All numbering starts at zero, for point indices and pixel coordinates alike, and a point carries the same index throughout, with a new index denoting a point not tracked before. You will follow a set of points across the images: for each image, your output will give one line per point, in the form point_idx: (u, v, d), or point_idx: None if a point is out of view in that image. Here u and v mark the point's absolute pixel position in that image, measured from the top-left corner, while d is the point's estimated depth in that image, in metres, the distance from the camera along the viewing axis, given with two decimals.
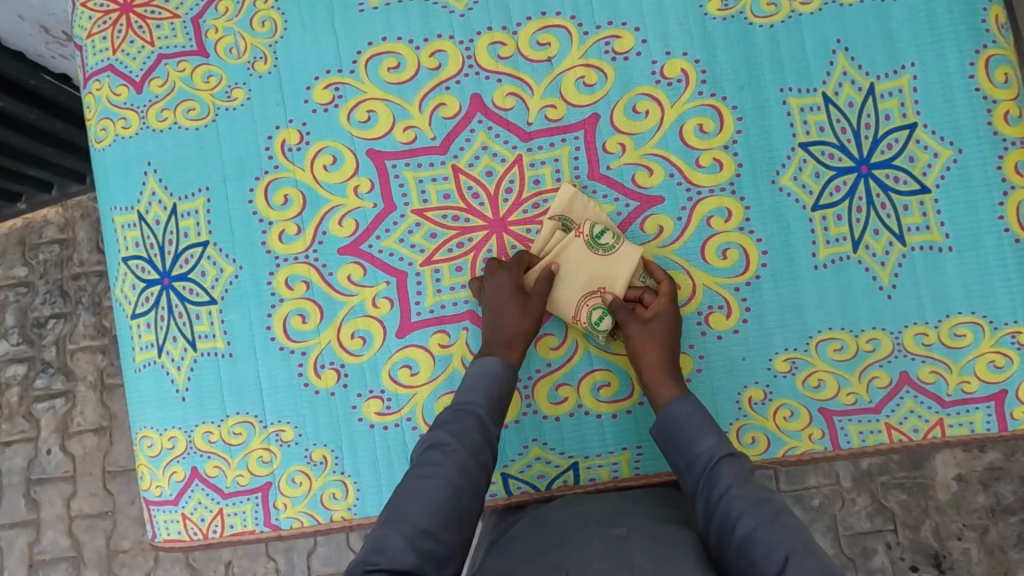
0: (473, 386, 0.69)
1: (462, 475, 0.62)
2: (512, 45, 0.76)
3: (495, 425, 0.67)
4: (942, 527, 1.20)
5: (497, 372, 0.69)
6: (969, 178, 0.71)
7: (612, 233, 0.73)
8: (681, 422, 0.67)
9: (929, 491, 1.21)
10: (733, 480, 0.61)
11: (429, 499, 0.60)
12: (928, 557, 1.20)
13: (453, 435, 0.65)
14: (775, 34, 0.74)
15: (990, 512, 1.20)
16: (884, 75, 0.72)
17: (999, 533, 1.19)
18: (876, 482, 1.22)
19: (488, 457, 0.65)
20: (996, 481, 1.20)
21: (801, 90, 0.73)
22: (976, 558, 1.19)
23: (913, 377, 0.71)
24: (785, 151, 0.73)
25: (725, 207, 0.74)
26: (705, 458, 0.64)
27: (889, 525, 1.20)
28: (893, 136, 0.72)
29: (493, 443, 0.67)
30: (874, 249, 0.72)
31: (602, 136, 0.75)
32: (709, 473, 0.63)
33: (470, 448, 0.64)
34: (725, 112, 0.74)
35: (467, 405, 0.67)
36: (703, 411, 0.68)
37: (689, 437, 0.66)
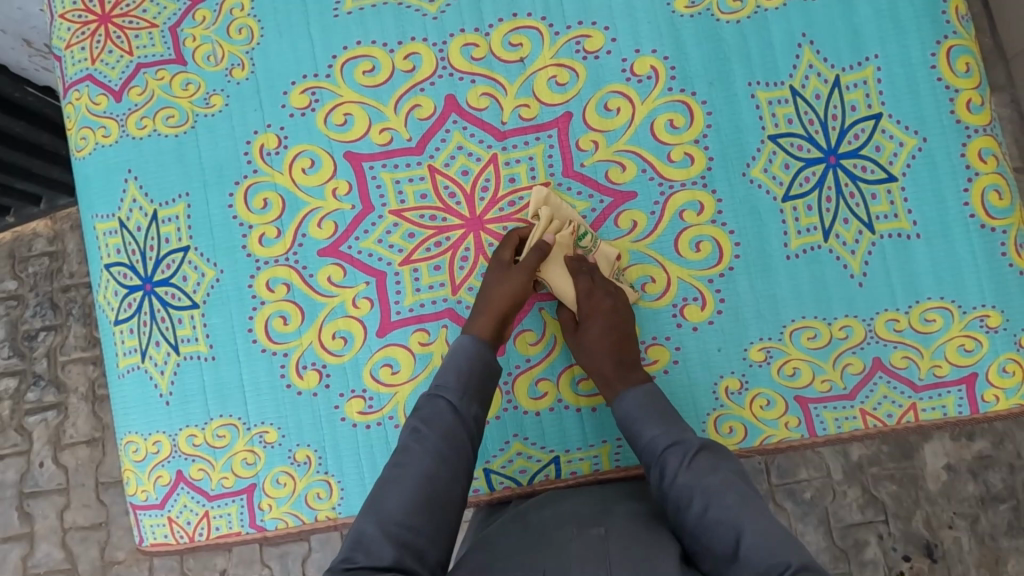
0: (445, 369, 0.69)
1: (434, 460, 0.63)
2: (485, 46, 0.77)
3: (469, 405, 0.67)
4: (933, 517, 1.21)
5: (467, 351, 0.69)
6: (935, 166, 0.71)
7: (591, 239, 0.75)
8: (626, 419, 0.69)
9: (918, 481, 1.22)
10: (676, 471, 0.63)
11: (404, 490, 0.61)
12: (920, 546, 1.21)
13: (425, 422, 0.65)
14: (743, 30, 0.75)
15: (980, 501, 1.21)
16: (849, 66, 0.73)
17: (989, 521, 1.20)
18: (866, 474, 1.23)
19: (464, 438, 0.65)
20: (984, 469, 1.21)
21: (769, 84, 0.74)
22: (966, 547, 1.20)
23: (885, 363, 0.71)
24: (755, 144, 0.74)
25: (697, 201, 0.74)
26: (649, 453, 0.66)
27: (880, 516, 1.21)
28: (859, 126, 0.72)
29: (468, 423, 0.66)
30: (844, 238, 0.72)
31: (576, 134, 0.76)
32: (654, 467, 0.65)
33: (441, 433, 0.64)
34: (695, 107, 0.75)
35: (439, 389, 0.68)
36: (645, 398, 0.69)
37: (633, 431, 0.68)
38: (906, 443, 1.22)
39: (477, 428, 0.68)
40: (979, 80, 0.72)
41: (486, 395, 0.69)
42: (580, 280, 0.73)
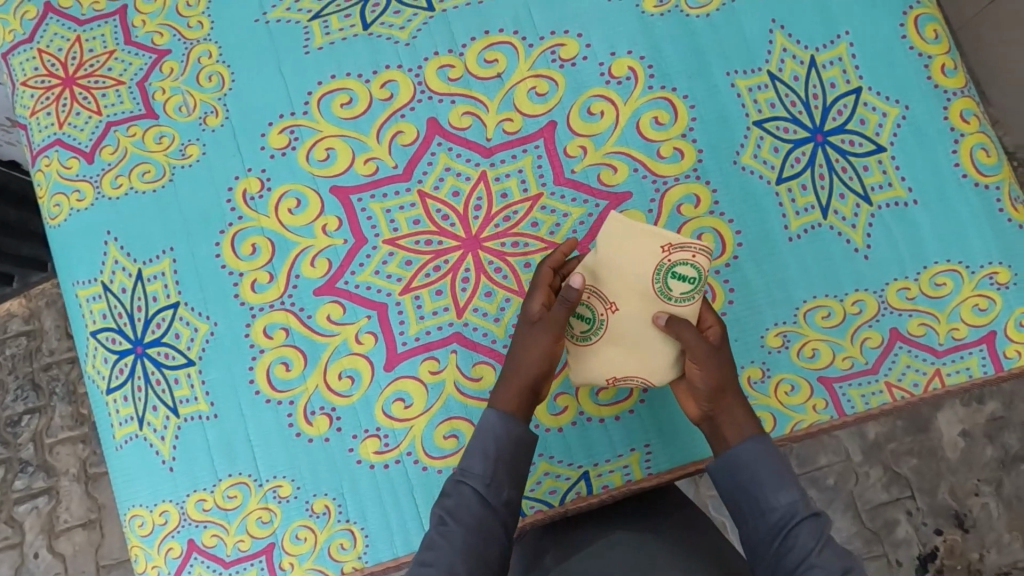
0: (471, 451, 0.66)
1: (462, 559, 0.60)
2: (460, 66, 0.77)
3: (496, 492, 0.64)
4: (958, 487, 1.20)
5: (492, 430, 0.66)
6: (920, 131, 0.72)
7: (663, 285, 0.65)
8: (760, 473, 0.64)
9: (938, 452, 1.21)
10: (812, 545, 0.60)
11: None
12: (950, 518, 1.19)
13: (451, 513, 0.63)
14: (713, 22, 0.76)
15: (1002, 464, 1.20)
16: (822, 46, 0.74)
17: (1014, 483, 1.19)
18: (886, 451, 1.22)
19: (493, 527, 0.63)
20: (1000, 432, 1.21)
21: (746, 71, 0.75)
22: (996, 513, 1.18)
23: (904, 333, 0.70)
24: (741, 131, 0.74)
25: (693, 193, 0.74)
26: (782, 514, 0.62)
27: (906, 492, 1.20)
28: (841, 102, 0.73)
29: (496, 512, 0.64)
30: (843, 214, 0.72)
31: (562, 141, 0.76)
32: (786, 534, 0.61)
33: (468, 526, 0.62)
34: (678, 102, 0.75)
35: (464, 474, 0.65)
36: (778, 459, 0.65)
37: (765, 486, 0.64)
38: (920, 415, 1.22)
39: (509, 512, 0.65)
40: (949, 44, 0.73)
41: (515, 477, 0.66)
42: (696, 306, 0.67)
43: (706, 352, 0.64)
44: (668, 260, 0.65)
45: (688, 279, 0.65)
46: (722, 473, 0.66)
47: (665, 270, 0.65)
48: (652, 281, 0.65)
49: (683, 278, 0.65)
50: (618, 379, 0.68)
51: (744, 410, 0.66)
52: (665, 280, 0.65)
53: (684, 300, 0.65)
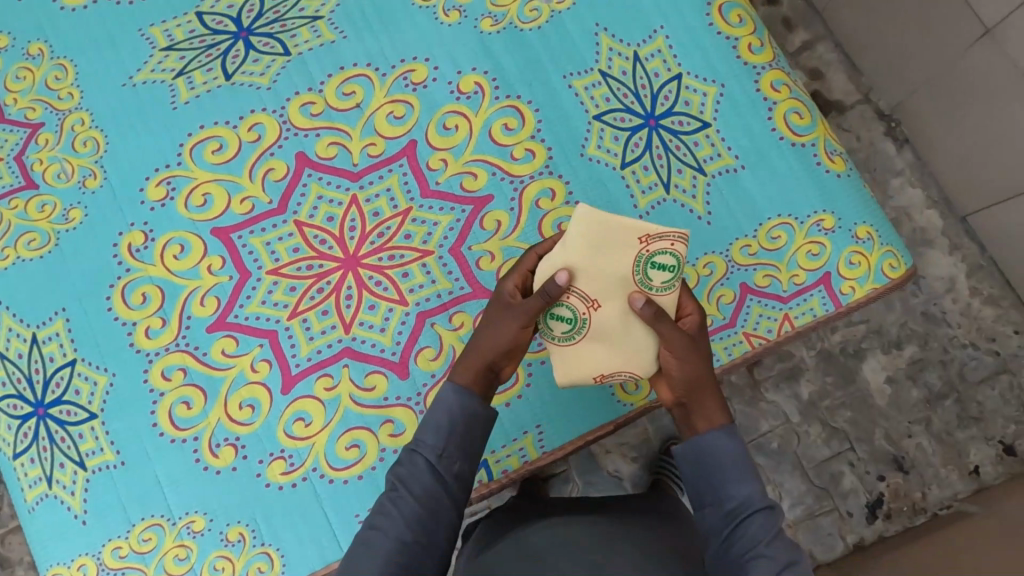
0: (426, 421, 0.65)
1: (407, 530, 0.60)
2: (321, 101, 0.83)
3: (448, 464, 0.64)
4: (893, 431, 1.22)
5: (449, 401, 0.65)
6: (737, 105, 0.79)
7: (643, 274, 0.66)
8: (720, 461, 0.64)
9: (869, 401, 1.23)
10: (762, 536, 0.60)
11: (371, 565, 0.58)
12: (890, 463, 1.21)
13: (402, 482, 0.63)
14: (543, 33, 0.83)
15: (928, 403, 1.23)
16: (642, 42, 0.82)
17: (942, 419, 1.22)
18: (821, 408, 1.23)
19: (443, 502, 0.62)
20: (921, 372, 1.24)
21: (580, 72, 0.82)
22: (931, 450, 1.21)
23: (752, 286, 0.77)
24: (583, 126, 0.81)
25: (548, 188, 0.80)
26: (738, 504, 0.62)
27: (845, 445, 1.22)
28: (666, 89, 0.80)
29: (449, 485, 0.63)
30: (683, 187, 0.79)
31: (424, 157, 0.81)
32: (739, 523, 0.62)
33: (418, 496, 0.62)
34: (523, 108, 0.82)
35: (418, 444, 0.65)
36: (740, 449, 0.65)
37: (725, 476, 0.64)
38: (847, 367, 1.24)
39: (461, 486, 0.64)
40: (754, 25, 0.82)
41: (469, 450, 0.65)
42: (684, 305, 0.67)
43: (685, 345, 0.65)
44: (647, 251, 0.66)
45: (667, 268, 0.66)
46: (685, 457, 0.66)
47: (646, 261, 0.66)
48: (632, 272, 0.66)
49: (662, 268, 0.66)
50: (604, 376, 0.69)
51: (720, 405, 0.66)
52: (646, 270, 0.66)
53: (667, 286, 0.66)
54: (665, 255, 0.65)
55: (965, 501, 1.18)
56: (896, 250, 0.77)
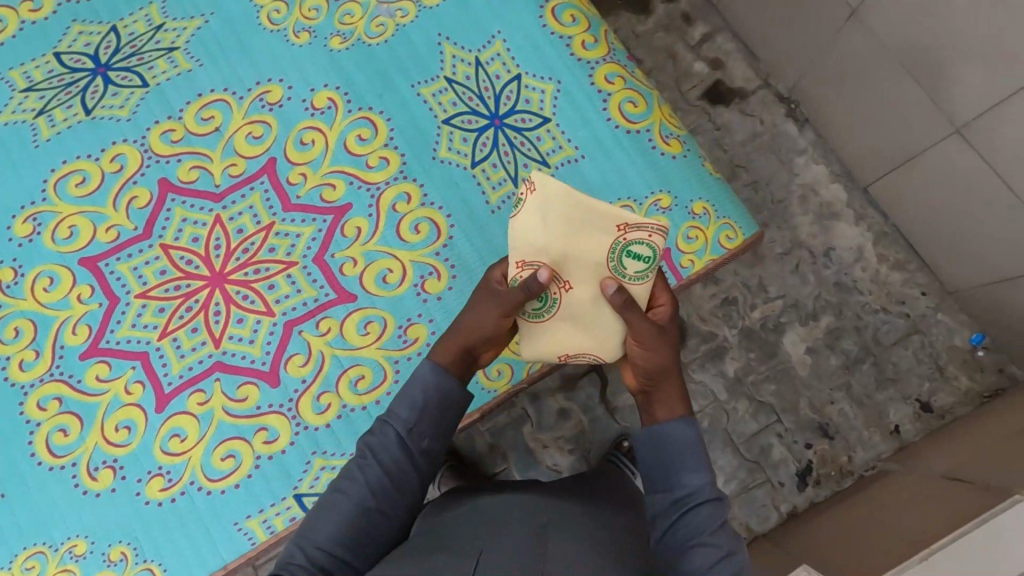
0: (401, 399, 0.80)
1: (371, 490, 0.76)
2: (180, 128, 0.86)
3: (415, 438, 0.79)
4: (815, 399, 1.61)
5: (428, 377, 0.80)
6: (574, 99, 0.86)
7: (617, 262, 0.82)
8: (679, 453, 0.90)
9: (791, 372, 1.63)
10: (702, 513, 0.85)
11: (341, 508, 0.75)
12: (815, 430, 1.60)
13: (375, 448, 0.78)
14: (389, 43, 0.88)
15: (845, 368, 1.62)
16: (483, 45, 0.87)
17: (860, 382, 1.61)
18: (746, 384, 1.64)
19: (406, 469, 0.78)
20: (838, 340, 1.64)
21: (427, 80, 0.86)
22: (851, 415, 1.59)
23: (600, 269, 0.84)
24: (434, 130, 0.86)
25: (404, 192, 0.85)
26: (689, 489, 0.87)
27: (772, 418, 1.61)
28: (508, 89, 0.86)
29: (413, 454, 0.79)
30: (531, 180, 0.84)
31: (284, 172, 0.85)
32: (685, 508, 0.86)
33: (385, 461, 0.77)
34: (376, 119, 0.86)
35: (391, 418, 0.80)
36: (694, 442, 0.90)
37: (682, 464, 0.89)
38: (769, 343, 1.65)
39: (423, 457, 0.80)
40: (587, 20, 0.89)
41: (435, 430, 0.80)
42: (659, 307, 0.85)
43: (651, 333, 0.82)
44: (624, 240, 0.81)
45: (641, 259, 0.81)
46: (656, 449, 0.90)
47: (621, 248, 0.81)
48: (605, 258, 0.81)
49: (636, 258, 0.82)
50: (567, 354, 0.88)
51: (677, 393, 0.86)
52: (620, 256, 0.82)
53: (637, 276, 0.82)
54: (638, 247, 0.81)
55: (886, 459, 1.55)
56: (731, 222, 0.88)
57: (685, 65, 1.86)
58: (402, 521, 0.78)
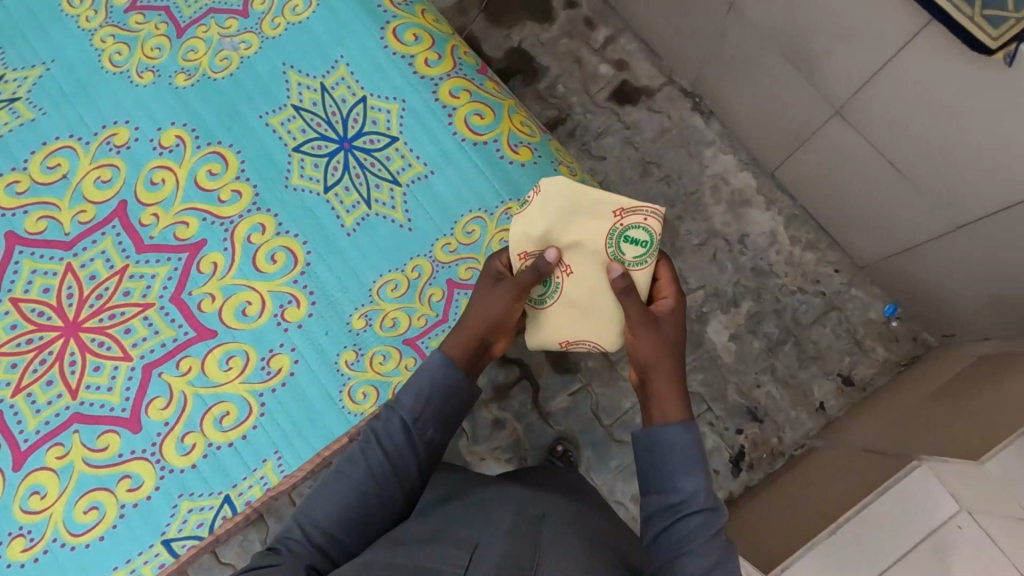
0: (408, 388, 0.89)
1: (371, 471, 0.85)
2: (27, 179, 1.04)
3: (418, 427, 0.88)
4: (742, 384, 1.63)
5: (434, 369, 0.89)
6: (419, 116, 1.02)
7: (615, 246, 0.96)
8: (675, 454, 0.86)
9: (717, 360, 1.65)
10: (695, 524, 0.82)
11: (343, 487, 0.84)
12: (745, 414, 1.62)
13: (381, 433, 0.87)
14: (232, 77, 1.06)
15: (768, 351, 1.65)
16: (326, 73, 1.04)
17: (783, 363, 1.64)
18: None
19: (408, 454, 0.87)
20: (759, 324, 1.66)
21: (274, 111, 1.04)
22: (778, 396, 1.62)
23: (457, 280, 0.98)
24: (285, 159, 1.03)
25: (259, 223, 1.01)
26: (682, 496, 0.83)
27: (704, 407, 1.62)
28: (353, 113, 1.03)
29: (416, 441, 0.87)
30: (382, 200, 1.00)
31: (135, 214, 1.02)
32: (678, 514, 0.83)
33: (389, 446, 0.86)
34: (226, 153, 1.03)
35: (397, 406, 0.89)
36: (693, 443, 0.87)
37: (677, 468, 0.85)
38: (695, 334, 1.66)
39: (424, 446, 0.88)
40: (432, 39, 1.06)
41: (438, 420, 0.89)
42: (664, 305, 0.95)
43: (645, 322, 0.91)
44: (622, 227, 0.95)
45: (636, 244, 0.95)
46: (649, 444, 0.88)
47: (619, 236, 0.95)
48: (605, 243, 0.95)
49: (630, 245, 0.95)
50: (569, 340, 1.00)
51: (677, 386, 0.91)
52: (618, 243, 0.95)
53: (636, 261, 0.95)
54: (632, 232, 0.94)
55: (813, 437, 1.58)
56: None
57: (590, 69, 1.89)
58: (399, 505, 0.87)
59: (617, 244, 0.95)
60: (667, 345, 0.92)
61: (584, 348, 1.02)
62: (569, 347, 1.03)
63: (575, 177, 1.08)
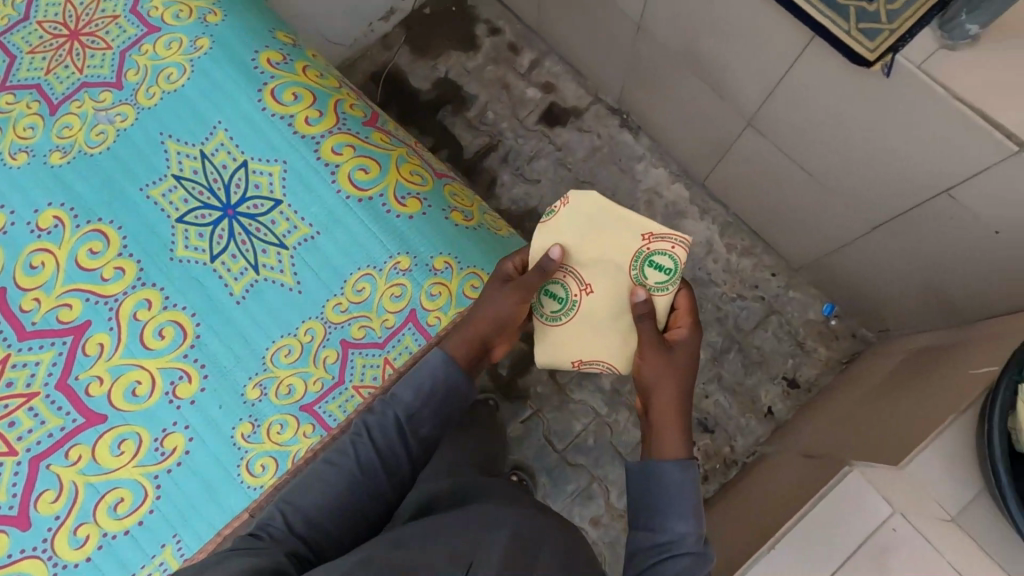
0: (405, 384, 0.96)
1: (363, 461, 0.91)
2: None
3: (411, 422, 0.95)
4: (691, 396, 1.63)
5: (435, 366, 0.96)
6: (301, 176, 1.05)
7: (638, 270, 1.02)
8: (668, 488, 0.90)
9: None
10: (680, 568, 0.85)
11: (333, 475, 0.90)
12: (696, 426, 1.61)
13: (376, 426, 0.94)
14: (110, 150, 1.06)
15: (714, 360, 1.65)
16: (206, 140, 1.06)
17: (730, 370, 1.64)
18: (624, 394, 1.65)
19: (398, 447, 0.94)
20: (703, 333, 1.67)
21: (155, 182, 1.05)
22: (727, 405, 1.62)
23: (351, 340, 1.02)
24: (169, 231, 1.03)
25: (145, 299, 1.01)
26: (672, 537, 0.87)
27: None
28: (236, 178, 1.05)
29: (407, 435, 0.95)
30: (270, 265, 1.03)
31: (17, 300, 1.01)
32: (666, 553, 0.87)
33: (381, 438, 0.94)
34: (108, 230, 1.04)
35: (393, 402, 0.96)
36: (687, 478, 0.91)
37: (670, 507, 0.89)
38: None
39: (414, 442, 0.96)
40: (313, 96, 1.08)
41: (431, 416, 0.96)
42: (680, 334, 1.00)
43: (658, 347, 0.97)
44: (647, 251, 1.01)
45: (660, 268, 1.01)
46: (646, 473, 0.92)
47: (644, 261, 1.02)
48: (629, 264, 1.02)
49: (654, 269, 1.01)
50: (581, 359, 1.09)
51: (675, 410, 0.96)
52: (643, 267, 1.02)
53: (658, 287, 1.01)
54: (658, 257, 1.00)
55: (763, 443, 1.59)
56: (471, 272, 1.04)
57: (518, 93, 1.90)
58: (384, 498, 0.93)
59: (638, 270, 1.02)
60: (675, 370, 0.97)
61: (596, 368, 1.10)
62: (582, 366, 1.11)
63: (470, 225, 1.10)
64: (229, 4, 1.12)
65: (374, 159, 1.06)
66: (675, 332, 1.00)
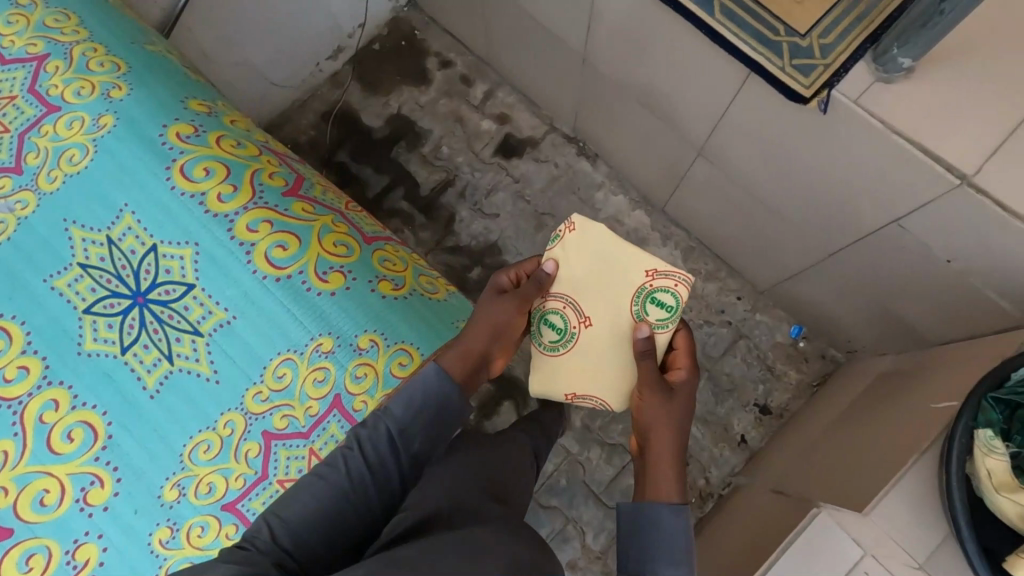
0: (399, 395, 0.91)
1: (351, 475, 0.84)
2: None
3: (403, 437, 0.88)
4: None
5: (431, 379, 0.91)
6: (214, 257, 0.98)
7: (640, 307, 1.05)
8: (659, 526, 0.89)
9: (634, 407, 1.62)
10: None
11: (319, 490, 0.83)
12: None
13: (366, 437, 0.87)
14: (9, 238, 1.00)
15: None
16: (111, 224, 0.99)
17: (701, 400, 1.61)
18: (595, 431, 1.61)
19: (389, 463, 0.87)
20: None
21: (59, 272, 0.98)
22: (700, 436, 1.59)
23: (273, 431, 0.94)
24: (75, 323, 0.97)
25: (52, 399, 0.94)
26: None
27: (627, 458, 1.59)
28: (145, 263, 0.98)
29: (399, 450, 0.88)
30: (185, 354, 0.96)
31: None
32: None
33: (371, 452, 0.87)
34: (10, 326, 0.97)
35: (385, 413, 0.89)
36: (678, 518, 0.90)
37: (660, 549, 0.88)
38: None
39: (406, 458, 0.88)
40: (227, 168, 1.02)
41: (424, 431, 0.90)
42: (679, 376, 1.00)
43: (660, 387, 0.98)
44: (650, 288, 1.04)
45: (662, 307, 1.03)
46: (639, 509, 0.91)
47: (645, 297, 1.04)
48: (631, 299, 1.05)
49: (656, 307, 1.04)
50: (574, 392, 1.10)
51: (673, 448, 0.95)
52: (644, 303, 1.04)
53: (659, 323, 1.03)
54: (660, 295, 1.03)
55: (739, 473, 1.56)
56: (401, 349, 0.98)
57: (473, 126, 1.87)
58: (375, 516, 0.85)
59: (640, 309, 1.04)
60: (674, 410, 0.97)
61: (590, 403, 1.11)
62: (575, 399, 1.12)
63: (399, 294, 1.04)
64: (137, 78, 1.04)
65: (291, 235, 1.00)
66: (674, 375, 1.01)
